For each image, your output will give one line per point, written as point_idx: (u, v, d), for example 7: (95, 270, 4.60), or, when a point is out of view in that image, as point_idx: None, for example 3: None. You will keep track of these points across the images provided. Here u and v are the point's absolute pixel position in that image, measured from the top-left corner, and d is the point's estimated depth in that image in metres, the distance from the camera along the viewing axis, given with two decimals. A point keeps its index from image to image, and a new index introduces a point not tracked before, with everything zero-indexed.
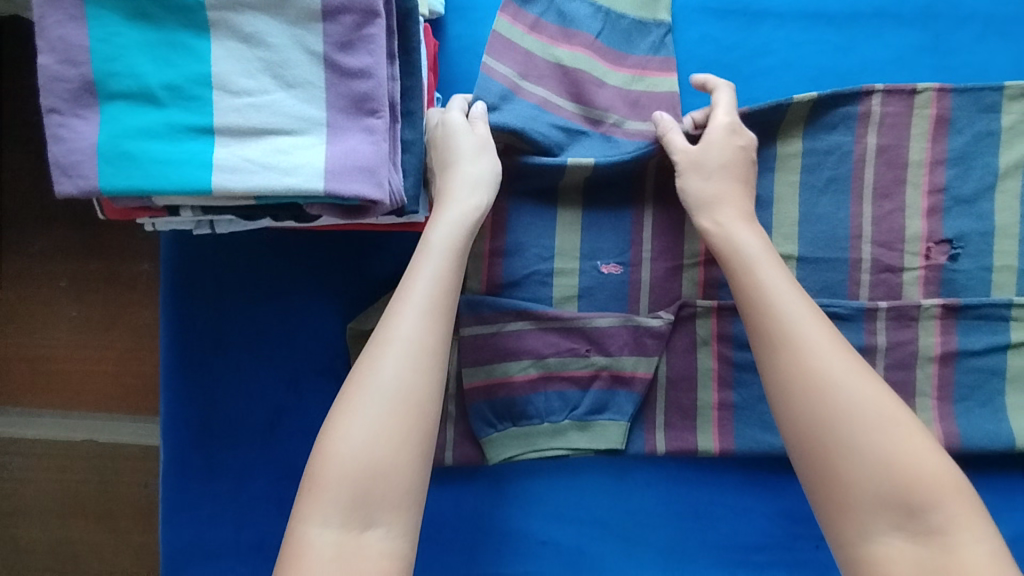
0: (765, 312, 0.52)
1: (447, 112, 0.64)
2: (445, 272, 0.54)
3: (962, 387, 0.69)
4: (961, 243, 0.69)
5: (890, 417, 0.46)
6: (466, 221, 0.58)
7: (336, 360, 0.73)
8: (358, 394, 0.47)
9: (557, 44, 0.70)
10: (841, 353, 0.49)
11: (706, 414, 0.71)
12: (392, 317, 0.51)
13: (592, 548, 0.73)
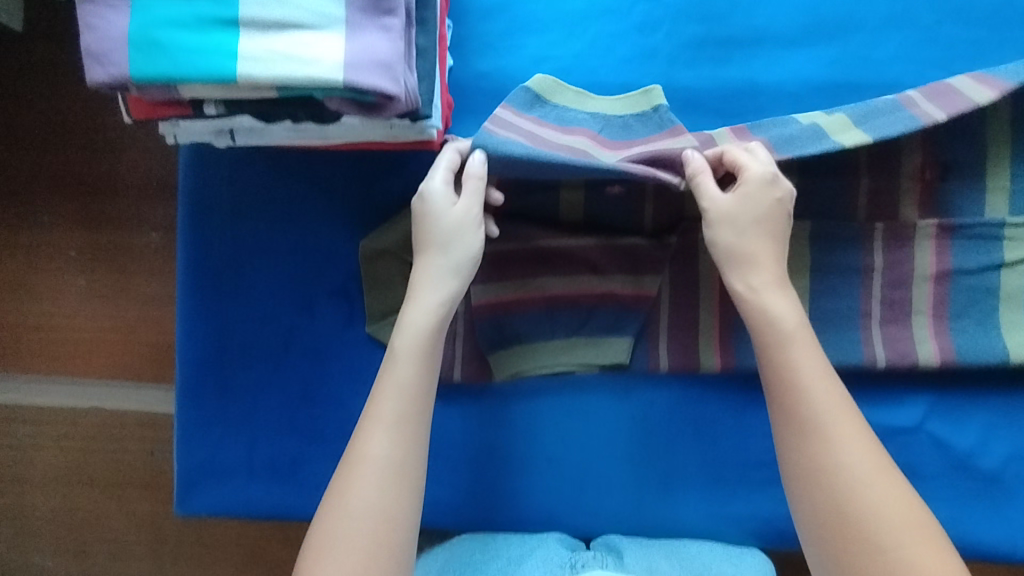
0: (792, 399, 0.57)
1: (429, 181, 0.63)
2: (411, 391, 0.59)
3: (956, 304, 0.71)
4: (955, 166, 0.72)
5: (890, 506, 0.53)
6: (432, 326, 0.61)
7: (349, 281, 0.74)
8: (329, 526, 0.56)
9: (565, 133, 0.66)
10: (857, 452, 0.55)
11: (709, 331, 0.73)
12: (362, 437, 0.58)
13: (597, 465, 0.75)
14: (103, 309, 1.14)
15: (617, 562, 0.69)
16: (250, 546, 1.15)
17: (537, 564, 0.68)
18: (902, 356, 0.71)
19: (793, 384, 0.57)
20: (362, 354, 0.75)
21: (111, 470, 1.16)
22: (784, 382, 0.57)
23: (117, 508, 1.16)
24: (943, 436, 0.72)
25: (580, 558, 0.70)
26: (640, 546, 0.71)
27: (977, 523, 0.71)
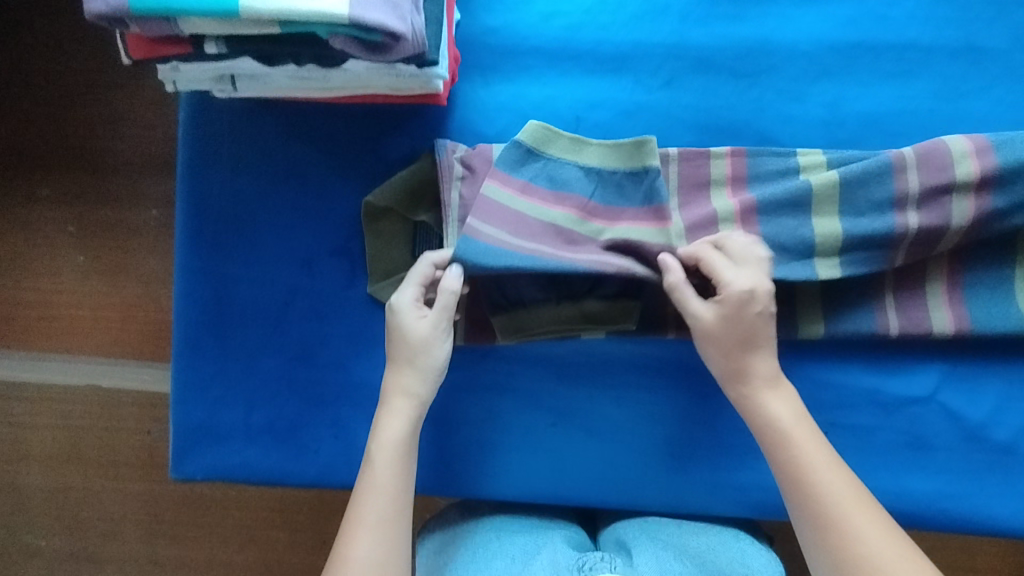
0: (802, 496, 0.56)
1: (401, 297, 0.64)
2: (392, 495, 0.60)
3: (971, 272, 0.69)
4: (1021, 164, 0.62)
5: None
6: (402, 444, 0.62)
7: (350, 239, 0.73)
8: None
9: (551, 206, 0.66)
10: (886, 551, 0.52)
11: None
12: (349, 539, 0.58)
13: (601, 433, 0.73)
14: (101, 286, 1.12)
15: (626, 563, 0.66)
16: (247, 528, 1.13)
17: (541, 566, 0.65)
18: (915, 323, 0.69)
19: (803, 482, 0.56)
20: (363, 315, 0.73)
21: (105, 451, 1.14)
22: (796, 482, 0.57)
23: (113, 488, 1.14)
24: (955, 408, 0.70)
25: (587, 561, 0.65)
26: (651, 544, 0.68)
27: (989, 497, 0.70)
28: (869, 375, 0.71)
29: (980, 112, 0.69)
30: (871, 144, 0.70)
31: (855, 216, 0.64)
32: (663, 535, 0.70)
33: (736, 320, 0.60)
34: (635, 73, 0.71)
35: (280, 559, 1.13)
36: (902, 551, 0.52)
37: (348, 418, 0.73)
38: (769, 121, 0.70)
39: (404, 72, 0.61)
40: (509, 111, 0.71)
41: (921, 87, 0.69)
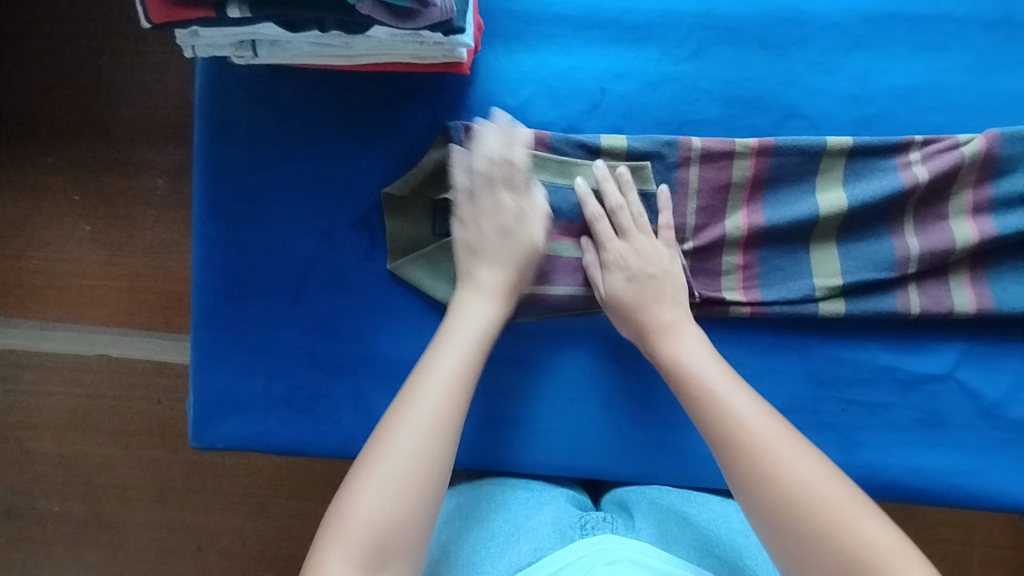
0: (711, 413, 0.58)
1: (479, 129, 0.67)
2: (465, 359, 0.60)
3: (995, 253, 0.68)
4: (1012, 163, 0.66)
5: (838, 506, 0.51)
6: (474, 332, 0.62)
7: (368, 211, 0.72)
8: (374, 467, 0.53)
9: (553, 238, 0.69)
10: (792, 455, 0.54)
11: (732, 275, 0.70)
12: (414, 386, 0.57)
13: (619, 405, 0.73)
14: (105, 253, 1.12)
15: (628, 525, 0.68)
16: (260, 496, 1.15)
17: (545, 521, 0.68)
18: (936, 300, 0.68)
19: (713, 403, 0.58)
20: (382, 288, 0.72)
21: (115, 420, 1.15)
22: (707, 405, 0.58)
23: (127, 456, 1.16)
24: (972, 386, 0.71)
25: (590, 519, 0.68)
26: (651, 511, 0.69)
27: (1000, 471, 0.71)
28: (889, 353, 0.71)
29: (1012, 87, 0.67)
30: (902, 120, 0.68)
31: (852, 242, 0.69)
32: (662, 500, 0.71)
33: (633, 286, 0.65)
34: (663, 43, 0.69)
35: (292, 525, 1.15)
36: (808, 457, 0.54)
37: (368, 388, 0.74)
38: (798, 94, 0.69)
39: (427, 40, 0.60)
40: (533, 82, 0.70)
41: (954, 61, 0.68)
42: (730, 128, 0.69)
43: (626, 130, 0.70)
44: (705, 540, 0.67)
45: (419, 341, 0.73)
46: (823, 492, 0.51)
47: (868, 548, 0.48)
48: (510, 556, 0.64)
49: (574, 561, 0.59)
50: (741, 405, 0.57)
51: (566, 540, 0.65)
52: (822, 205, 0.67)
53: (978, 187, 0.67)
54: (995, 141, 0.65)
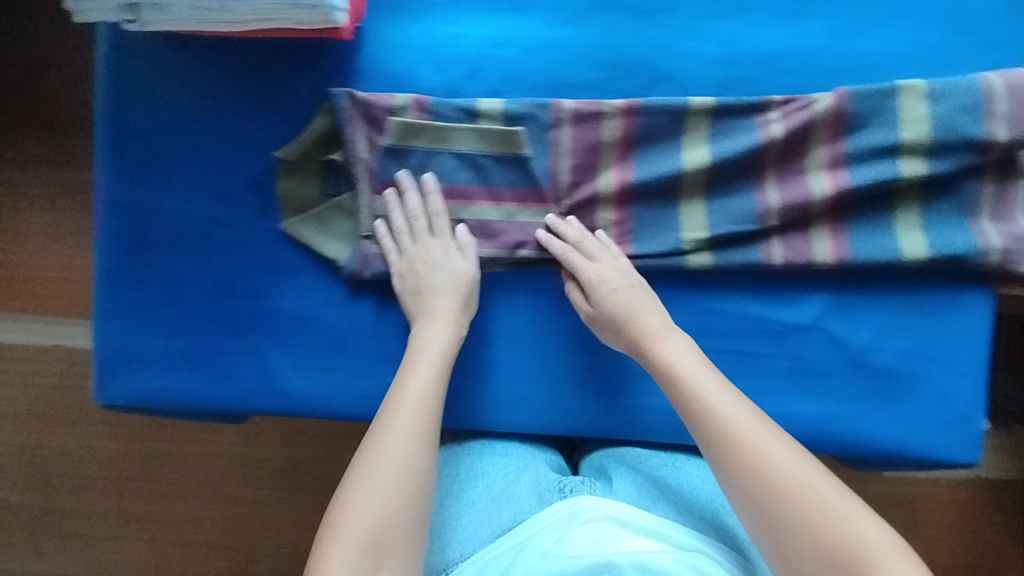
0: (698, 412, 0.60)
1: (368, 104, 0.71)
2: (432, 382, 0.65)
3: (854, 207, 0.72)
4: (863, 119, 0.69)
5: (839, 505, 0.54)
6: (440, 355, 0.67)
7: (262, 173, 0.75)
8: (362, 482, 0.58)
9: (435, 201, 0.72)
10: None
11: (607, 231, 0.73)
12: (389, 407, 0.63)
13: (508, 358, 0.75)
14: (59, 246, 1.15)
15: (605, 488, 0.71)
16: (198, 475, 1.18)
17: (525, 487, 0.72)
18: (796, 251, 0.72)
19: (708, 402, 0.61)
20: (276, 247, 0.76)
21: (66, 409, 1.18)
22: (694, 402, 0.61)
23: (72, 440, 1.18)
24: (837, 335, 0.74)
25: (568, 483, 0.71)
26: (629, 474, 0.72)
27: (866, 418, 0.74)
28: (759, 304, 0.75)
29: (869, 51, 0.71)
30: (764, 82, 0.72)
31: (718, 198, 0.72)
32: (653, 469, 0.73)
33: (603, 292, 0.68)
34: (539, 11, 0.73)
35: (225, 506, 1.17)
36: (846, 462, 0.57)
37: (264, 344, 0.77)
38: (667, 59, 0.72)
39: (301, 3, 0.65)
40: (417, 49, 0.73)
41: (815, 26, 0.71)
42: (603, 91, 0.72)
43: (505, 94, 0.73)
44: (680, 502, 0.70)
45: (313, 299, 0.76)
46: (869, 495, 0.55)
47: (856, 544, 0.52)
48: (491, 522, 0.70)
49: (547, 526, 0.65)
50: (721, 404, 0.60)
51: (544, 504, 0.70)
52: (687, 162, 0.71)
53: (833, 143, 0.70)
54: (843, 99, 0.68)
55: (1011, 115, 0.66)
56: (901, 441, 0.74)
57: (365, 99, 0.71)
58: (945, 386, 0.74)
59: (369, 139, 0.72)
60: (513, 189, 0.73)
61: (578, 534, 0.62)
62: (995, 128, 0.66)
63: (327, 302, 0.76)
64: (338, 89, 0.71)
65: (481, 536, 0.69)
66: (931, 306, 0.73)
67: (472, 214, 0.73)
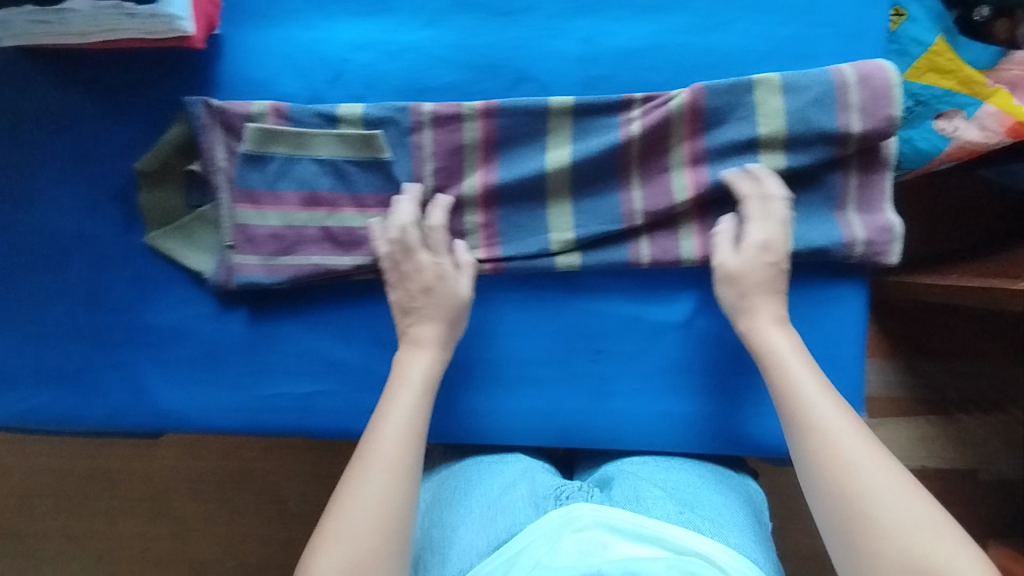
0: (804, 419, 0.59)
1: (224, 113, 0.70)
2: (412, 411, 0.63)
3: (721, 203, 0.71)
4: (722, 115, 0.68)
5: (921, 513, 0.52)
6: (421, 382, 0.65)
7: (125, 186, 0.74)
8: (330, 528, 0.56)
9: (296, 209, 0.71)
10: (860, 447, 0.56)
11: (475, 234, 0.72)
12: (366, 442, 0.61)
13: (380, 367, 0.74)
14: None
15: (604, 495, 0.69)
16: (113, 495, 1.16)
17: (520, 496, 0.68)
18: (665, 250, 0.71)
19: (796, 400, 0.60)
20: (142, 260, 0.75)
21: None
22: (793, 402, 0.60)
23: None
24: (709, 335, 0.75)
25: (565, 490, 0.68)
26: (631, 480, 0.70)
27: (739, 414, 0.75)
28: (632, 304, 0.74)
29: (727, 45, 0.70)
30: (625, 80, 0.71)
31: (585, 198, 0.71)
32: (647, 474, 0.72)
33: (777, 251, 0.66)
34: (398, 13, 0.72)
35: (153, 522, 1.16)
36: (875, 447, 0.56)
37: (134, 359, 0.76)
38: (527, 59, 0.71)
39: (140, 13, 0.63)
40: (277, 54, 0.72)
41: (674, 22, 0.70)
42: (465, 93, 0.72)
43: (368, 98, 0.72)
44: (742, 508, 0.69)
45: (182, 311, 0.75)
46: (893, 489, 0.53)
47: (885, 547, 0.51)
48: (487, 534, 0.66)
49: (541, 535, 0.61)
50: (803, 398, 0.60)
51: (540, 513, 0.65)
52: (549, 162, 0.70)
53: (694, 139, 0.69)
54: (699, 95, 0.68)
55: (864, 107, 0.66)
56: (777, 438, 0.74)
57: (222, 107, 0.70)
58: None
59: (228, 148, 0.71)
60: (375, 193, 0.71)
61: (567, 544, 0.60)
62: (849, 121, 0.66)
63: (197, 315, 0.75)
64: (195, 98, 0.70)
65: (477, 544, 0.65)
66: (805, 300, 0.73)
67: (336, 220, 0.71)
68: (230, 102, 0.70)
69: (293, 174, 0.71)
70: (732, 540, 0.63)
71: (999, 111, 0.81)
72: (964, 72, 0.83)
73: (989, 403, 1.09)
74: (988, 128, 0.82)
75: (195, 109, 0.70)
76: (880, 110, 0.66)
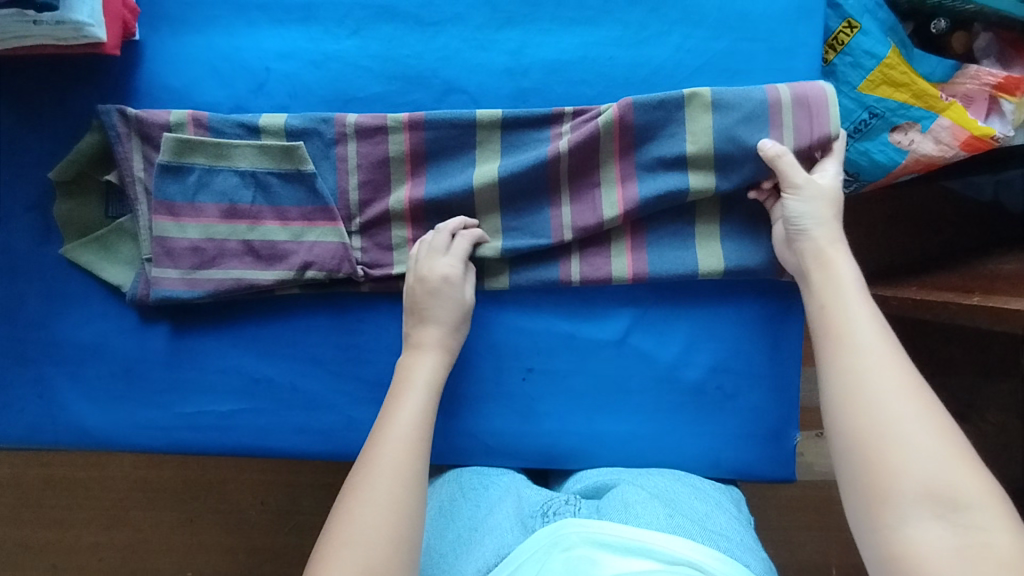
0: (833, 321, 0.57)
1: (140, 122, 0.68)
2: (422, 412, 0.60)
3: (654, 220, 0.70)
4: (651, 130, 0.67)
5: (940, 424, 0.49)
6: (429, 383, 0.62)
7: (42, 197, 0.71)
8: (342, 536, 0.52)
9: (216, 221, 0.69)
10: (892, 371, 0.53)
11: (403, 249, 0.70)
12: (378, 445, 0.57)
13: (306, 385, 0.72)
14: None
15: (593, 506, 0.67)
16: (37, 517, 1.07)
17: (506, 515, 0.65)
18: (594, 269, 0.70)
19: (836, 317, 0.57)
20: (60, 274, 0.72)
21: None
22: (833, 318, 0.57)
23: None
24: (644, 354, 0.72)
25: (552, 504, 0.66)
26: (630, 483, 0.68)
27: (680, 434, 0.72)
28: (564, 321, 0.72)
29: (657, 59, 0.69)
30: (555, 93, 0.70)
31: (515, 213, 0.70)
32: (642, 478, 0.69)
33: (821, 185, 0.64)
34: (322, 22, 0.70)
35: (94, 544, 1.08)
36: (906, 371, 0.52)
37: (51, 376, 0.73)
38: (455, 70, 0.70)
39: (45, 21, 0.60)
40: (198, 63, 0.70)
41: (603, 34, 0.69)
42: (392, 104, 0.70)
43: (292, 109, 0.70)
44: (733, 515, 0.67)
45: (101, 326, 0.72)
46: (921, 412, 0.50)
47: (911, 467, 0.47)
48: (476, 558, 0.62)
49: (529, 557, 0.58)
50: (846, 315, 0.57)
51: (527, 533, 0.62)
52: (477, 176, 0.68)
53: (622, 156, 0.68)
54: (628, 109, 0.66)
55: (792, 126, 0.66)
56: (714, 457, 0.72)
57: (138, 116, 0.68)
58: (755, 402, 0.72)
59: (145, 158, 0.69)
60: (299, 207, 0.69)
61: (555, 565, 0.56)
62: (779, 136, 0.66)
63: (115, 329, 0.72)
64: (111, 106, 0.68)
65: (466, 572, 0.61)
66: (737, 320, 0.72)
67: (257, 234, 0.69)
68: (148, 111, 0.68)
69: (213, 185, 0.68)
70: (732, 551, 0.60)
71: (954, 125, 0.86)
72: (917, 85, 0.85)
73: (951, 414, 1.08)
74: (943, 141, 0.87)
75: (110, 117, 0.68)
76: (809, 131, 0.66)
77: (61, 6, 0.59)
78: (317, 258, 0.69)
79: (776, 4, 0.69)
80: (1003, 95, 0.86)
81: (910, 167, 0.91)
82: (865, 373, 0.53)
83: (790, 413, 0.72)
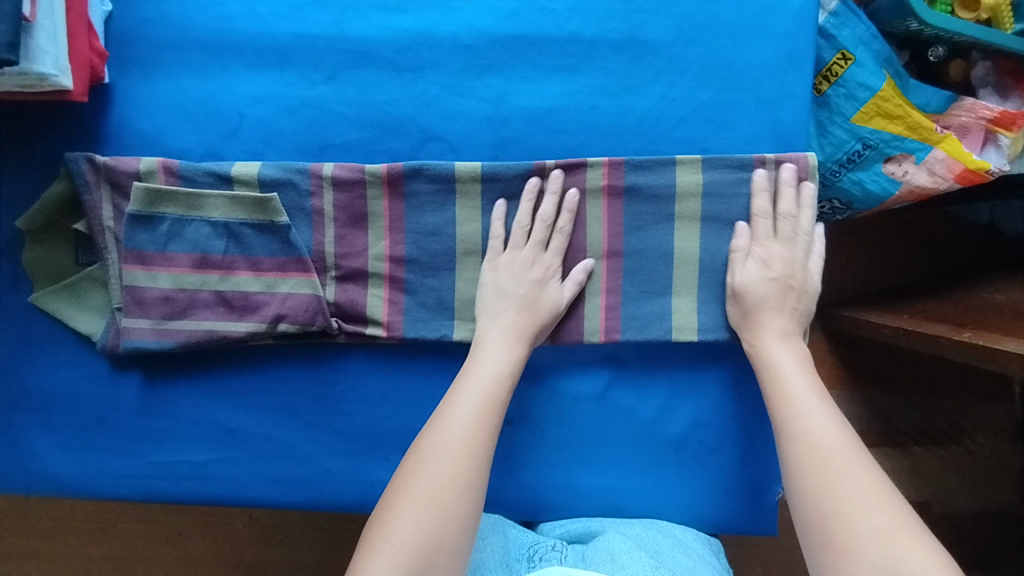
0: (788, 415, 0.60)
1: (109, 169, 0.66)
2: (489, 392, 0.61)
3: (632, 276, 0.68)
4: (634, 196, 0.67)
5: (884, 503, 0.51)
6: (502, 372, 0.62)
7: (11, 241, 0.70)
8: (412, 491, 0.54)
9: (188, 271, 0.67)
10: (845, 453, 0.55)
11: (377, 299, 0.68)
12: (444, 413, 0.59)
13: (282, 435, 0.71)
14: None
15: (579, 553, 0.66)
16: (15, 548, 1.05)
17: (491, 554, 0.65)
18: (569, 323, 0.69)
19: (793, 406, 0.60)
20: (28, 320, 0.71)
21: None
22: (786, 405, 0.61)
23: None
24: (625, 405, 0.71)
25: (539, 549, 0.66)
26: (617, 532, 0.67)
27: (660, 490, 0.71)
28: (543, 372, 0.71)
29: (641, 109, 0.68)
30: (536, 143, 0.68)
31: None
32: (628, 526, 0.69)
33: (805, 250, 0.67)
34: (298, 67, 0.68)
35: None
36: (860, 457, 0.55)
37: (21, 425, 0.72)
38: (434, 117, 0.68)
39: (6, 72, 0.57)
40: (170, 108, 0.68)
41: (585, 83, 0.68)
42: (369, 153, 0.68)
43: (266, 155, 0.68)
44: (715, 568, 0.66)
45: (73, 374, 0.71)
46: (873, 494, 0.52)
47: (864, 548, 0.49)
48: None
49: None
50: (800, 402, 0.60)
51: None
52: (460, 237, 0.68)
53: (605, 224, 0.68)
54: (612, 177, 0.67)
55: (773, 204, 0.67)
56: (695, 512, 0.71)
57: (106, 164, 0.66)
58: (735, 456, 0.71)
59: (115, 206, 0.67)
60: (272, 257, 0.68)
61: None
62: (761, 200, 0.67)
63: (86, 377, 0.71)
64: (79, 153, 0.67)
65: None
66: (719, 377, 0.70)
67: (230, 284, 0.67)
68: (119, 158, 0.67)
69: (185, 233, 0.67)
70: None
71: (948, 157, 0.83)
72: (912, 118, 0.82)
73: (943, 436, 1.05)
74: (937, 173, 0.85)
75: (77, 165, 0.66)
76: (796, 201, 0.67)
77: (23, 59, 0.56)
78: (291, 313, 0.67)
79: (764, 53, 0.67)
80: (1000, 130, 0.83)
81: (903, 197, 0.88)
82: (820, 461, 0.55)
83: (771, 471, 0.71)
